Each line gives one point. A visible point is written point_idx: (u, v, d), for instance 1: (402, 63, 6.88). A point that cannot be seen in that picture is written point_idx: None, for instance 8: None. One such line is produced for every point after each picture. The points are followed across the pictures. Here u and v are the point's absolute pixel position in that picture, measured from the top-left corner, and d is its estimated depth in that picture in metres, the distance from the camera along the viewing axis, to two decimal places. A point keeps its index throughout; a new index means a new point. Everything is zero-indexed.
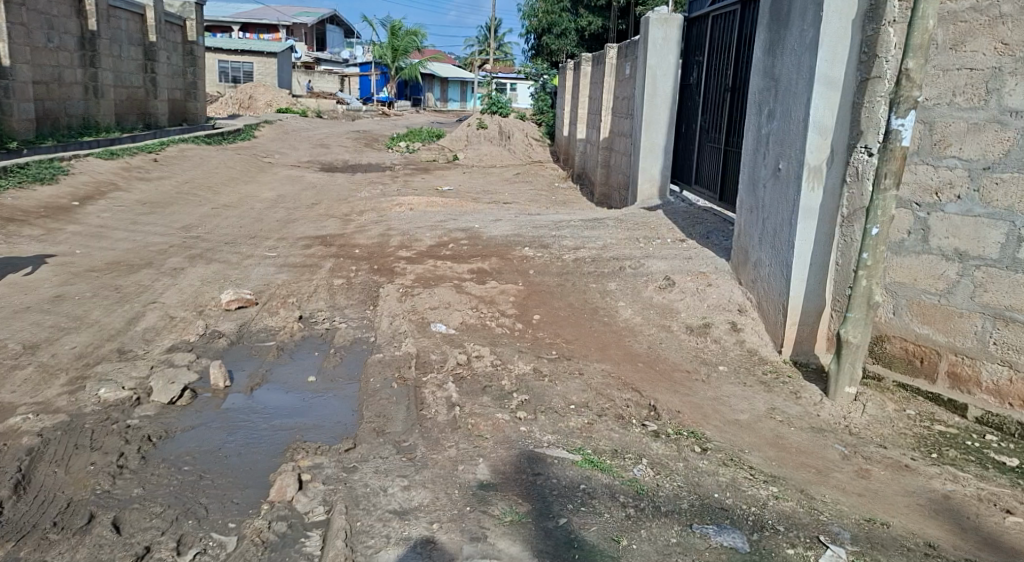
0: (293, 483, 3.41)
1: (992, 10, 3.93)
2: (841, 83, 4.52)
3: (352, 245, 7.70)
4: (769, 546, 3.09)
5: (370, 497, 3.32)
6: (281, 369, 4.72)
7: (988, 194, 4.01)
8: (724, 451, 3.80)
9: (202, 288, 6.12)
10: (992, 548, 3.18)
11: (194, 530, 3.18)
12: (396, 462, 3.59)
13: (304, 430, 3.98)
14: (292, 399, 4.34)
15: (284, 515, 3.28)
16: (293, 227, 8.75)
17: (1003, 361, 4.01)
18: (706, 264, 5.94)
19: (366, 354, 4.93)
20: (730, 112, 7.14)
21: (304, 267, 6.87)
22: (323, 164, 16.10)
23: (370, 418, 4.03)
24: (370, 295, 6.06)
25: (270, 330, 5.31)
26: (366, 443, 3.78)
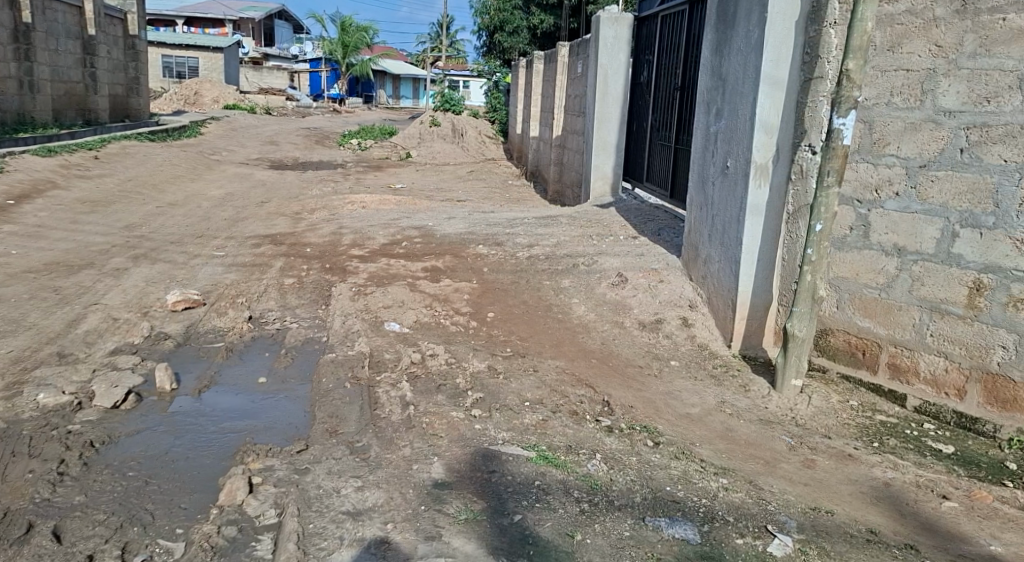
0: (244, 486, 3.39)
1: (927, 13, 4.06)
2: (785, 83, 4.67)
3: (303, 243, 7.65)
4: (719, 537, 3.16)
5: (322, 498, 3.33)
6: (230, 370, 4.70)
7: (924, 191, 4.14)
8: (676, 444, 3.88)
9: (146, 288, 6.05)
10: (929, 532, 3.29)
11: (139, 537, 3.15)
12: (349, 462, 3.60)
13: (254, 432, 3.96)
14: (241, 401, 4.32)
15: (234, 519, 3.26)
16: (240, 226, 8.65)
17: (939, 352, 4.14)
18: (658, 260, 6.04)
19: (318, 354, 4.91)
20: (679, 111, 7.25)
21: (252, 266, 6.81)
22: (271, 161, 15.94)
23: (322, 419, 4.03)
24: (321, 294, 6.03)
25: (218, 330, 5.28)
26: (319, 444, 3.78)
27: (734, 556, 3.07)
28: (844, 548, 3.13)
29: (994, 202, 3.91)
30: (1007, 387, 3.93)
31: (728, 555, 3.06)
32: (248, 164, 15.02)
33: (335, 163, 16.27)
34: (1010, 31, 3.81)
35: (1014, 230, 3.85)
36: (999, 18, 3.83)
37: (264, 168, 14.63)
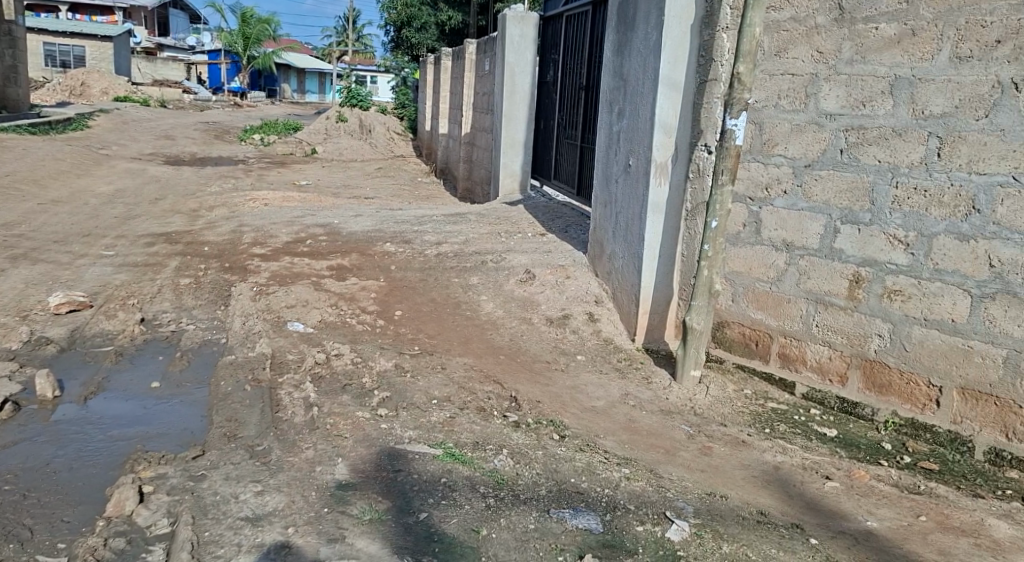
0: (133, 496, 3.32)
1: (809, 21, 4.29)
2: (682, 85, 4.85)
3: (200, 242, 7.49)
4: (620, 525, 3.27)
5: (218, 505, 3.29)
6: (120, 375, 4.58)
7: (809, 189, 4.37)
8: (580, 437, 4.00)
9: (26, 290, 5.82)
10: (814, 511, 3.49)
11: (17, 554, 3.04)
12: (249, 467, 3.57)
13: (146, 439, 3.88)
14: (133, 407, 4.22)
15: (122, 530, 3.19)
16: (132, 224, 8.39)
17: (824, 341, 4.39)
18: (564, 257, 6.16)
19: (216, 356, 4.83)
20: (584, 110, 7.40)
21: (145, 266, 6.63)
22: (166, 156, 15.45)
23: (220, 423, 3.97)
24: (219, 294, 5.92)
25: (107, 334, 5.13)
26: (216, 449, 3.73)
27: (634, 543, 3.18)
28: (737, 530, 3.28)
29: (869, 200, 4.15)
30: (882, 372, 4.18)
31: (629, 542, 3.17)
32: (140, 159, 14.52)
33: (235, 159, 15.89)
34: (882, 39, 4.05)
35: (887, 226, 4.10)
36: (872, 27, 4.07)
37: (158, 163, 14.17)
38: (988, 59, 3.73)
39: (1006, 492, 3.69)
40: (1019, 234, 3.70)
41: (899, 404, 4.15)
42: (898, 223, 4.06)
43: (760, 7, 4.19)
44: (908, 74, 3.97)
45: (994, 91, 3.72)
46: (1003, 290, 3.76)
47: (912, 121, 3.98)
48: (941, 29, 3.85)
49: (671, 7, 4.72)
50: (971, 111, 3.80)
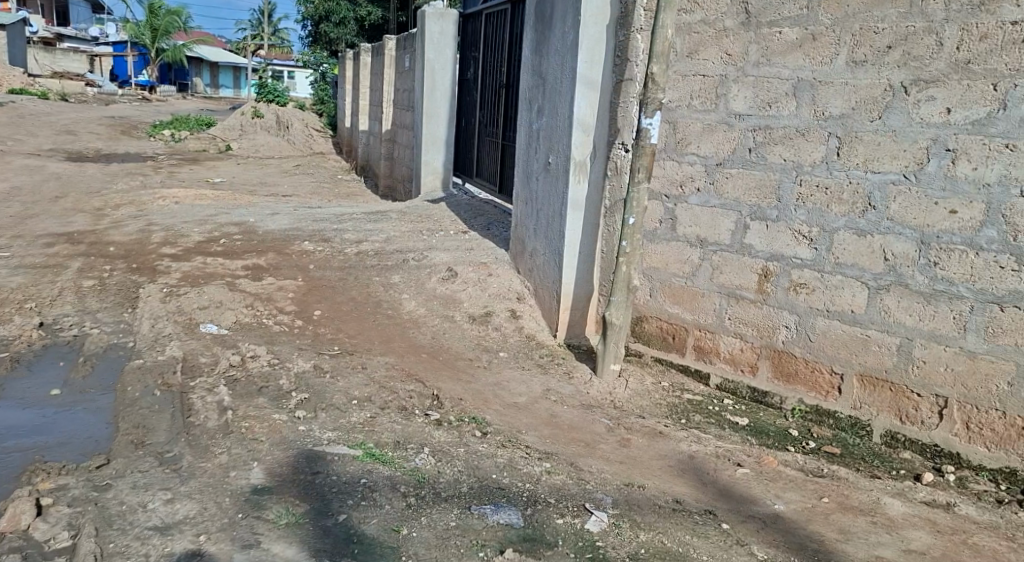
0: (30, 509, 3.19)
1: (718, 23, 4.42)
2: (599, 84, 4.93)
3: (105, 242, 7.24)
4: (540, 519, 3.31)
5: (125, 515, 3.19)
6: (18, 384, 4.40)
7: (721, 186, 4.50)
8: (502, 433, 4.03)
9: None
10: (726, 497, 3.60)
11: None
12: (158, 474, 3.48)
13: (46, 450, 3.74)
14: (31, 417, 4.06)
15: (19, 545, 3.05)
16: (31, 225, 8.05)
17: (737, 333, 4.53)
18: (486, 254, 6.18)
19: (123, 361, 4.69)
20: (505, 108, 7.44)
21: (45, 268, 6.37)
22: (69, 152, 14.87)
23: (127, 431, 3.86)
24: (126, 296, 5.74)
25: (3, 340, 4.92)
26: (122, 457, 3.63)
27: (554, 535, 3.22)
28: (653, 519, 3.36)
29: (776, 197, 4.30)
30: (790, 362, 4.34)
31: (549, 535, 3.21)
32: (41, 156, 13.93)
33: (144, 155, 15.40)
34: (785, 42, 4.20)
35: (792, 222, 4.25)
36: (776, 31, 4.22)
37: (60, 160, 13.62)
38: (880, 64, 3.91)
39: (901, 472, 3.88)
40: (910, 229, 3.88)
41: (805, 392, 4.32)
42: (803, 218, 4.21)
43: (672, 9, 4.30)
44: (809, 77, 4.13)
45: (887, 94, 3.90)
46: (897, 282, 3.94)
47: (814, 122, 4.14)
48: (838, 34, 4.01)
49: (586, 7, 4.79)
50: (866, 113, 3.97)
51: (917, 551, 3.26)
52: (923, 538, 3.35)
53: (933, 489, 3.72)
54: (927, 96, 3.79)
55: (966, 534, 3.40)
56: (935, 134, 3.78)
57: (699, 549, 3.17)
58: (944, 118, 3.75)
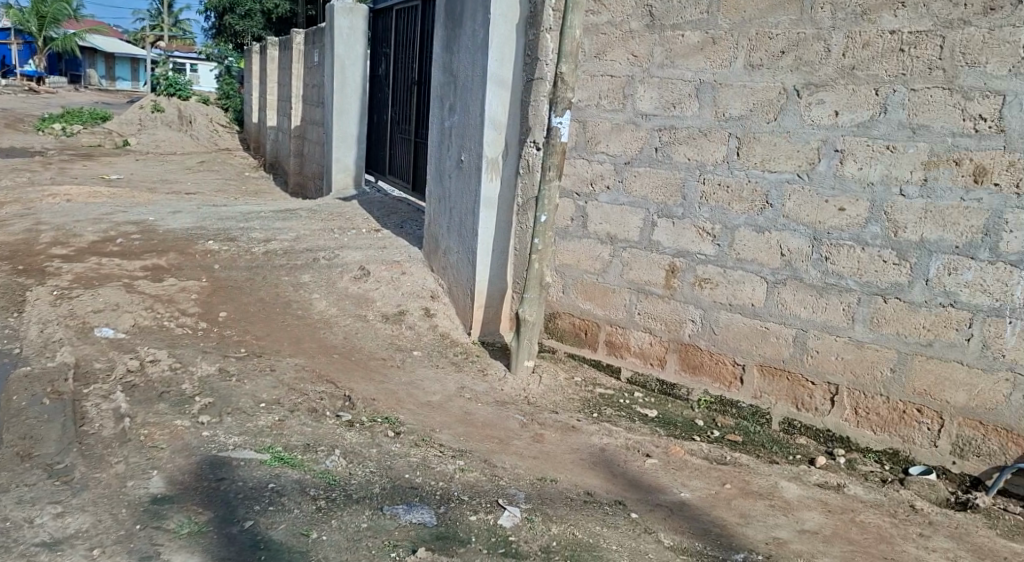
0: None
1: (624, 25, 4.49)
2: (510, 82, 4.94)
3: None
4: (453, 516, 3.30)
5: (9, 532, 3.03)
6: None
7: (629, 185, 4.57)
8: (416, 432, 4.00)
9: None
10: (637, 488, 3.66)
11: None
12: (49, 487, 3.31)
13: None
14: None
15: None
16: None
17: (646, 328, 4.61)
18: (399, 253, 6.12)
19: (9, 369, 4.45)
20: (417, 105, 7.38)
21: None
22: None
23: (13, 442, 3.67)
24: (13, 300, 5.45)
25: None
26: (7, 471, 3.44)
27: (468, 532, 3.21)
28: (565, 512, 3.39)
29: (681, 195, 4.39)
30: (696, 355, 4.45)
31: (462, 532, 3.20)
32: None
33: (33, 150, 14.67)
34: (687, 45, 4.29)
35: (697, 219, 4.35)
36: (679, 34, 4.31)
37: None
38: (775, 68, 4.04)
39: (797, 457, 4.04)
40: (804, 226, 4.02)
41: (710, 383, 4.43)
42: (706, 216, 4.32)
43: (580, 10, 4.35)
44: (710, 79, 4.24)
45: (782, 97, 4.03)
46: (792, 276, 4.08)
47: (716, 122, 4.25)
48: (736, 38, 4.13)
49: (496, 6, 4.79)
50: (763, 115, 4.10)
51: (811, 531, 3.39)
52: (819, 520, 3.48)
53: (826, 472, 3.87)
54: (817, 99, 3.93)
55: (855, 512, 3.55)
56: (826, 135, 3.93)
57: (609, 539, 3.21)
58: (832, 120, 3.91)
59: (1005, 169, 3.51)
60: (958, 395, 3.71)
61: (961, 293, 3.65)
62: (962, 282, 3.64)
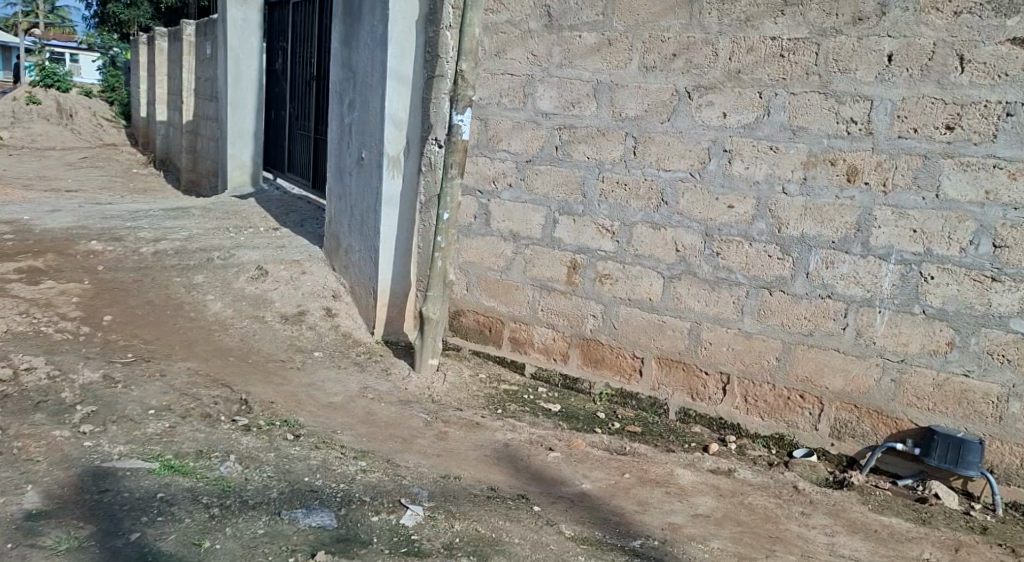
0: None
1: (523, 25, 4.58)
2: (411, 79, 4.94)
3: None
4: (355, 517, 3.28)
5: None
6: None
7: (530, 182, 4.64)
8: (316, 434, 3.96)
9: None
10: (538, 481, 3.73)
11: None
12: None
13: None
14: None
15: None
16: None
17: (549, 323, 4.68)
18: (299, 252, 6.02)
19: None
20: (316, 101, 7.28)
21: None
22: None
23: None
24: None
25: None
26: None
27: (369, 533, 3.20)
28: (468, 507, 3.42)
29: (581, 192, 4.48)
30: (597, 349, 4.55)
31: (363, 534, 3.18)
32: None
33: None
34: (585, 46, 4.40)
35: (596, 216, 4.45)
36: (576, 34, 4.42)
37: None
38: (667, 70, 4.18)
39: (691, 444, 4.18)
40: (696, 223, 4.17)
41: (611, 376, 4.54)
42: (605, 213, 4.42)
43: (479, 9, 4.40)
44: (607, 79, 4.35)
45: (674, 98, 4.17)
46: (686, 271, 4.22)
47: (612, 122, 4.35)
48: (630, 40, 4.26)
49: (394, 3, 4.78)
50: (657, 115, 4.23)
51: (703, 514, 3.52)
52: (710, 504, 3.62)
53: (718, 458, 4.03)
54: (707, 101, 4.08)
55: (743, 495, 3.71)
56: (716, 135, 4.08)
57: (511, 533, 3.25)
58: (720, 121, 4.06)
59: (874, 169, 3.72)
60: (836, 381, 3.91)
61: (837, 285, 3.85)
62: (838, 275, 3.84)
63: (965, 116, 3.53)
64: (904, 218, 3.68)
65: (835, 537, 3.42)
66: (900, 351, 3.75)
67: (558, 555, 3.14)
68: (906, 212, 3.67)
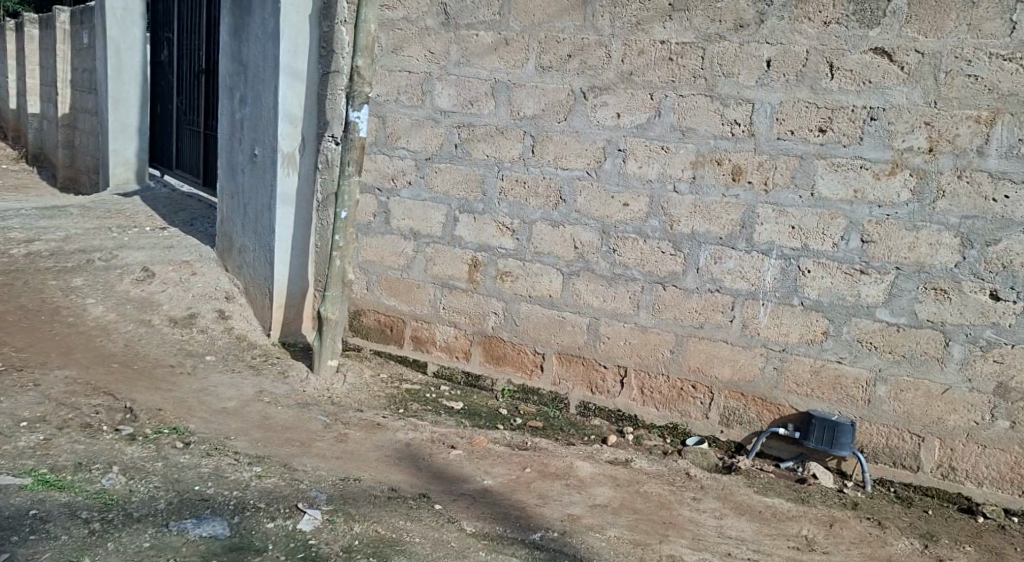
0: None
1: (420, 22, 4.58)
2: (305, 74, 4.85)
3: None
4: (249, 525, 3.21)
5: None
6: None
7: (430, 180, 4.64)
8: (208, 441, 3.85)
9: None
10: (439, 479, 3.74)
11: None
12: None
13: None
14: None
15: None
16: None
17: (451, 322, 4.70)
18: (188, 251, 5.81)
19: None
20: (206, 95, 7.05)
21: None
22: None
23: None
24: None
25: None
26: None
27: (264, 541, 3.14)
28: (367, 509, 3.41)
29: (481, 191, 4.51)
30: (499, 346, 4.59)
31: (258, 541, 3.11)
32: None
33: None
34: (482, 45, 4.43)
35: (497, 215, 4.49)
36: (473, 33, 4.45)
37: None
38: (563, 70, 4.25)
39: (590, 437, 4.28)
40: (594, 221, 4.26)
41: (512, 372, 4.59)
42: (505, 211, 4.47)
43: (374, 5, 4.37)
44: (505, 79, 4.39)
45: (570, 98, 4.25)
46: (584, 268, 4.31)
47: (511, 121, 4.40)
48: (527, 40, 4.32)
49: None
50: (554, 114, 4.30)
51: (601, 504, 3.62)
52: (607, 494, 3.72)
53: (616, 449, 4.14)
54: (602, 101, 4.18)
55: (639, 484, 3.83)
56: (611, 135, 4.18)
57: (412, 533, 3.25)
58: (615, 122, 4.16)
59: (756, 169, 3.90)
60: (724, 370, 4.08)
61: (725, 279, 4.02)
62: (726, 270, 4.01)
63: (836, 119, 3.74)
64: (784, 215, 3.87)
65: (724, 520, 3.57)
66: (782, 341, 3.95)
67: (460, 553, 3.14)
68: (785, 210, 3.87)
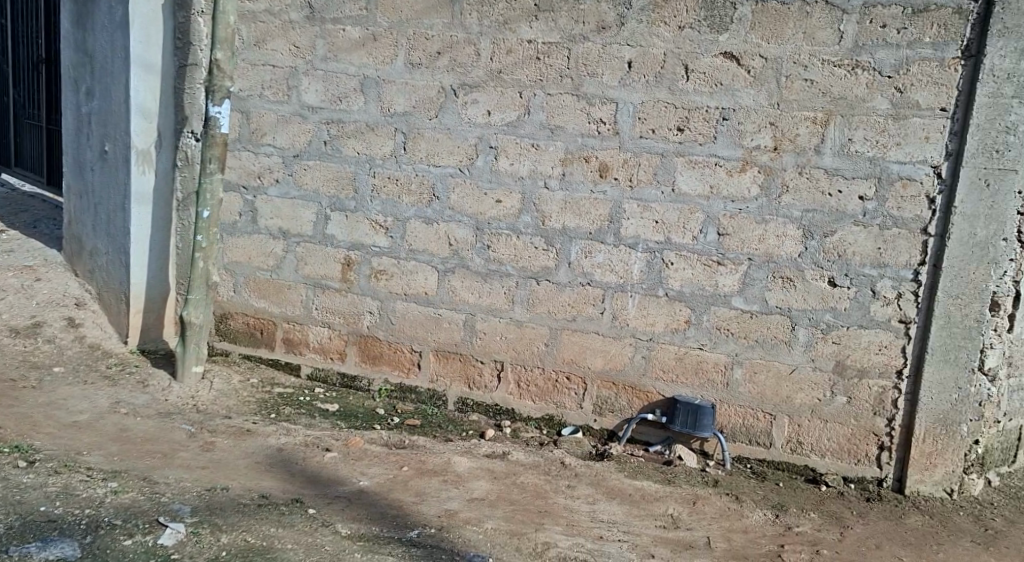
0: None
1: (283, 15, 4.44)
2: (159, 67, 4.60)
3: None
4: (103, 544, 3.03)
5: None
6: None
7: (299, 178, 4.52)
8: (56, 458, 3.59)
9: None
10: (313, 483, 3.66)
11: None
12: None
13: None
14: None
15: None
16: None
17: (324, 322, 4.60)
18: (30, 255, 5.35)
19: None
20: (46, 87, 6.54)
21: None
22: None
23: None
24: None
25: None
26: None
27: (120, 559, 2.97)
28: (236, 519, 3.28)
29: (353, 188, 4.44)
30: (375, 346, 4.54)
31: None
32: None
33: None
34: (349, 40, 4.36)
35: (369, 213, 4.43)
36: (340, 28, 4.36)
37: None
38: (433, 68, 4.25)
39: (469, 432, 4.31)
40: (468, 217, 4.29)
41: (389, 371, 4.56)
42: (378, 209, 4.42)
43: None
44: (374, 75, 4.34)
45: (441, 96, 4.25)
46: (459, 265, 4.34)
47: (381, 118, 4.35)
48: (396, 36, 4.28)
49: None
50: (425, 112, 4.29)
51: (478, 498, 3.66)
52: (483, 487, 3.77)
53: (494, 443, 4.20)
54: (473, 98, 4.21)
55: (515, 475, 3.90)
56: (482, 133, 4.22)
57: (284, 539, 3.17)
58: (486, 120, 4.21)
59: (622, 166, 4.05)
60: (596, 360, 4.22)
61: (595, 273, 4.15)
62: (595, 264, 4.14)
63: (692, 119, 3.94)
64: (648, 210, 4.04)
65: (596, 505, 3.70)
66: (648, 331, 4.13)
67: (334, 556, 3.10)
68: (649, 206, 4.04)
